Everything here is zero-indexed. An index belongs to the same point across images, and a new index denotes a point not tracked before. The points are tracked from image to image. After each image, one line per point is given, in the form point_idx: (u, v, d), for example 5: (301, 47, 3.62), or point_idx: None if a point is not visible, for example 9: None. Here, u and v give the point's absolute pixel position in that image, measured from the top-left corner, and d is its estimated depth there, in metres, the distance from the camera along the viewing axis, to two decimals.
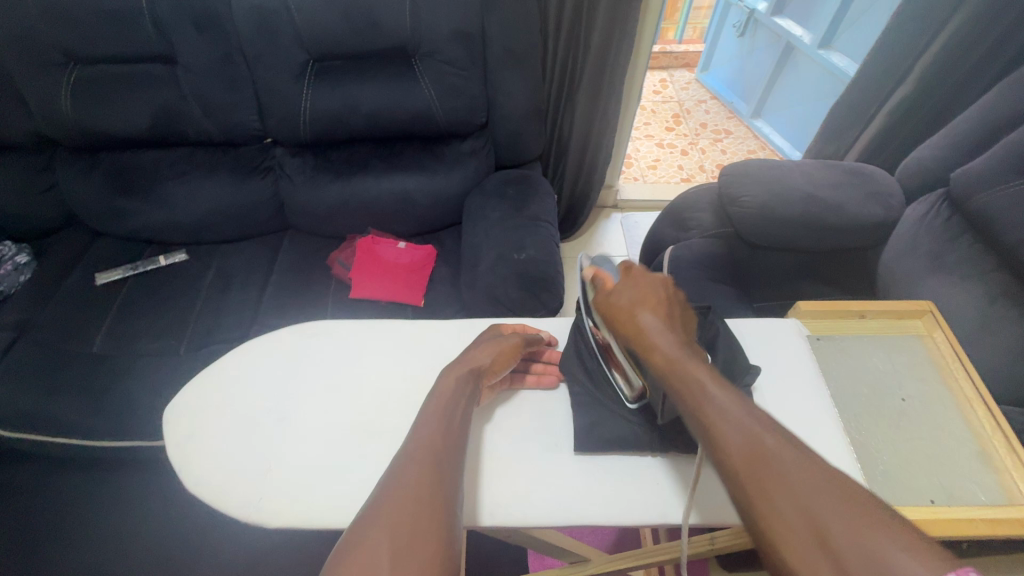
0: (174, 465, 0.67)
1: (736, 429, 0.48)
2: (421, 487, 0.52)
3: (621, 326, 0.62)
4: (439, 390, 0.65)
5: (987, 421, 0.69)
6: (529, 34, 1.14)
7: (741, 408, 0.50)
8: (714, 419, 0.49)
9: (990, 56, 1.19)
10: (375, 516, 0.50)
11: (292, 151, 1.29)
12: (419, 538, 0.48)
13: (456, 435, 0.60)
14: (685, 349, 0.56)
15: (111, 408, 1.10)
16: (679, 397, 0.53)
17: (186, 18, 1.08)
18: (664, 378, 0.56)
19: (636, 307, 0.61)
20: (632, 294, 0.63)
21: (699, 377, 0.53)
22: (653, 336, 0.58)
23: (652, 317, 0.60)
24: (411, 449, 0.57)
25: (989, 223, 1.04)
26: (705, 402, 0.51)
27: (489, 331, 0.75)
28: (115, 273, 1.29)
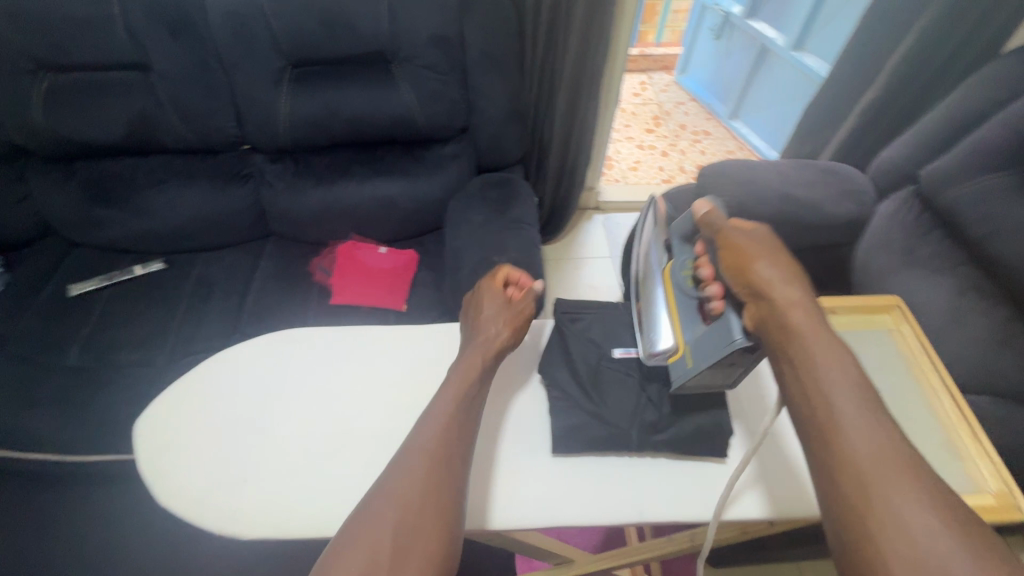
0: (145, 478, 0.67)
1: (863, 433, 0.49)
2: (426, 491, 0.54)
3: (746, 271, 0.61)
4: (452, 377, 0.65)
5: (953, 412, 0.72)
6: (508, 38, 1.15)
7: (864, 398, 0.52)
8: (842, 412, 0.51)
9: (955, 56, 1.23)
10: (380, 518, 0.52)
11: (271, 157, 1.28)
12: (417, 542, 0.51)
13: (466, 430, 0.60)
14: (813, 315, 0.57)
15: (91, 420, 1.08)
16: (791, 359, 0.55)
17: (160, 24, 1.07)
18: (792, 344, 0.55)
19: (768, 261, 0.61)
20: (765, 249, 0.62)
21: (834, 353, 0.54)
22: (786, 292, 0.58)
23: (785, 271, 0.60)
24: (417, 446, 0.57)
25: (958, 218, 1.07)
26: (833, 385, 0.52)
27: (494, 301, 0.75)
28: (90, 283, 1.26)
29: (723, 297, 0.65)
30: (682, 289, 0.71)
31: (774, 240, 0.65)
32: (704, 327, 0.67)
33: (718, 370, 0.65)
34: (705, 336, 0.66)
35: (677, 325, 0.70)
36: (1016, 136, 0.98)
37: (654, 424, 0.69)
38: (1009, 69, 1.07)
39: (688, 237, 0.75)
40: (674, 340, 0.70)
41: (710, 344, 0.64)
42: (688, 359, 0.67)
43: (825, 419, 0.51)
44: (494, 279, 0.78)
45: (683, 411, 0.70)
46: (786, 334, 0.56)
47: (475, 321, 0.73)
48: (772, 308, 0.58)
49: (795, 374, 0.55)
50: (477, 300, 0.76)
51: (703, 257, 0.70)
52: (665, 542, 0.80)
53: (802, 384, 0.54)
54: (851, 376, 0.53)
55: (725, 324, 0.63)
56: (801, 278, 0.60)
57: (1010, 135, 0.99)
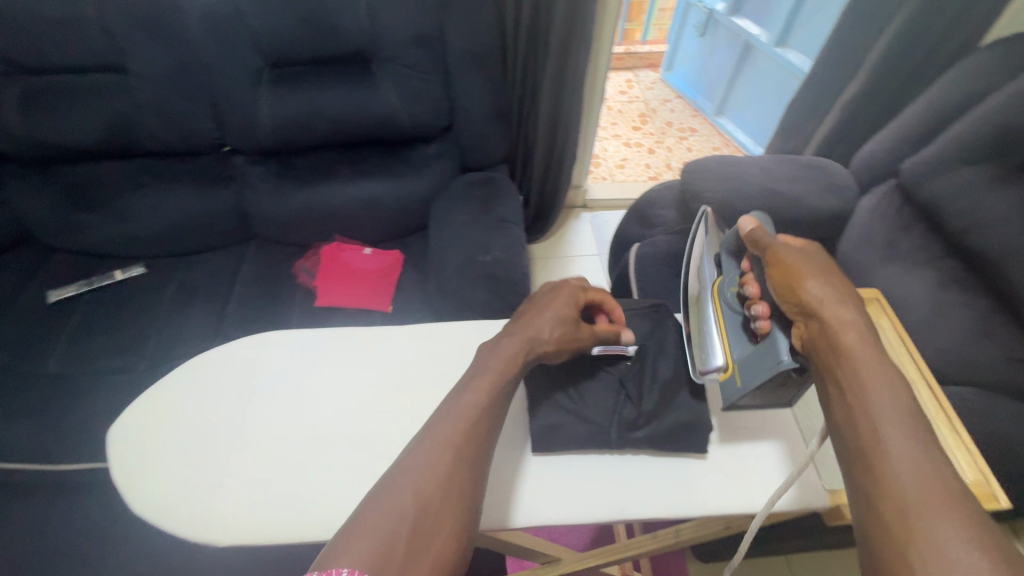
0: (119, 486, 0.66)
1: (909, 458, 0.50)
2: (446, 488, 0.54)
3: (797, 290, 0.62)
4: (486, 364, 0.65)
5: (932, 404, 0.72)
6: (489, 36, 1.14)
7: (911, 423, 0.52)
8: (888, 435, 0.52)
9: (934, 51, 1.23)
10: (399, 510, 0.52)
11: (253, 159, 1.26)
12: (433, 538, 0.51)
13: (490, 425, 0.60)
14: (866, 338, 0.58)
15: (71, 429, 1.06)
16: (837, 379, 0.56)
17: (136, 25, 1.05)
18: (842, 364, 0.57)
19: (820, 280, 0.62)
20: (818, 269, 0.64)
21: (885, 376, 0.55)
22: (837, 311, 0.60)
23: (837, 291, 0.62)
24: (442, 439, 0.57)
25: (939, 211, 1.08)
26: (881, 408, 0.53)
27: (564, 308, 0.70)
28: (69, 289, 1.24)
29: (769, 316, 0.66)
30: (730, 306, 0.71)
31: (826, 260, 0.66)
32: (753, 346, 0.67)
33: (769, 390, 0.67)
34: (753, 356, 0.66)
35: (724, 343, 0.70)
36: (994, 128, 0.99)
37: (634, 420, 0.69)
38: (987, 63, 1.08)
39: (736, 252, 0.75)
40: (722, 358, 0.69)
41: (757, 364, 0.65)
42: (736, 379, 0.67)
43: (868, 442, 0.52)
44: (590, 288, 0.74)
45: (664, 409, 0.70)
46: (836, 354, 0.57)
47: (536, 322, 0.69)
48: (824, 327, 0.59)
49: (841, 394, 0.56)
50: (554, 294, 0.72)
51: (751, 274, 0.71)
52: (650, 539, 0.80)
53: (848, 404, 0.55)
54: (900, 401, 0.54)
55: (771, 343, 0.64)
56: (854, 299, 0.61)
57: (988, 128, 0.99)
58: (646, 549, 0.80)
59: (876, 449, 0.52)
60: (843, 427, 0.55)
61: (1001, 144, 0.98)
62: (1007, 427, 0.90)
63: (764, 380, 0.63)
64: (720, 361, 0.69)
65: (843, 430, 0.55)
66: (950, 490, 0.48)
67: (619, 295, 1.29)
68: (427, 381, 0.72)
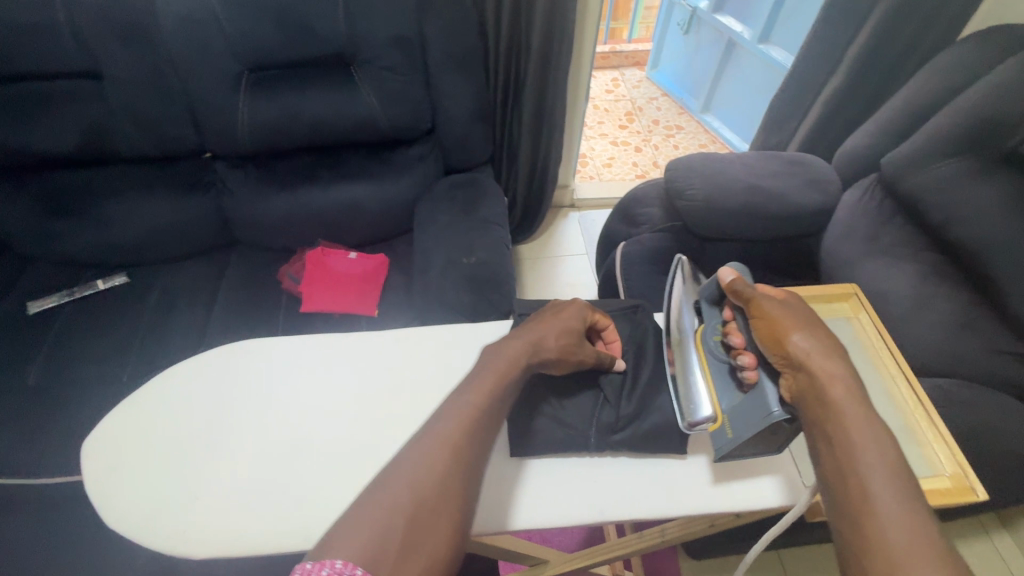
0: (93, 499, 0.64)
1: (899, 516, 0.50)
2: (444, 487, 0.51)
3: (783, 342, 0.62)
4: (492, 362, 0.63)
5: (910, 397, 0.76)
6: (469, 37, 1.14)
7: (900, 476, 0.52)
8: (877, 492, 0.51)
9: (911, 45, 1.24)
10: (394, 505, 0.49)
11: (233, 163, 1.25)
12: (428, 537, 0.49)
13: (490, 424, 0.58)
14: (853, 392, 0.58)
15: (52, 441, 1.04)
16: (827, 434, 0.56)
17: (110, 30, 1.04)
18: (831, 419, 0.57)
19: (803, 330, 0.62)
20: (799, 318, 0.64)
21: (874, 432, 0.55)
22: (821, 364, 0.59)
23: (823, 343, 0.61)
24: (442, 436, 0.55)
25: (919, 205, 1.08)
26: (870, 466, 0.53)
27: (572, 323, 0.70)
28: (49, 300, 1.22)
29: (756, 366, 0.67)
30: (715, 355, 0.71)
31: (808, 310, 0.66)
32: (741, 395, 0.67)
33: (758, 442, 0.65)
34: (743, 406, 0.65)
35: (712, 394, 0.69)
36: (971, 121, 1.00)
37: (614, 421, 0.70)
38: (963, 56, 1.08)
39: (717, 300, 0.74)
40: (711, 409, 0.68)
41: (750, 413, 0.64)
42: (727, 429, 0.66)
43: (858, 497, 0.52)
44: (599, 314, 0.75)
45: (645, 409, 0.70)
46: (825, 410, 0.57)
47: (535, 330, 0.67)
48: (812, 382, 0.59)
49: (831, 449, 0.56)
50: (562, 309, 0.71)
51: (736, 324, 0.70)
52: (637, 538, 0.80)
53: (837, 460, 0.55)
54: (890, 457, 0.53)
55: (760, 394, 0.64)
56: (838, 349, 0.61)
57: (966, 120, 1.00)
58: (632, 548, 0.80)
59: (868, 502, 0.51)
60: (831, 479, 0.55)
61: (978, 136, 0.99)
62: (988, 417, 0.91)
63: (756, 432, 0.62)
64: (708, 413, 0.67)
65: (833, 485, 0.55)
66: (935, 545, 0.48)
67: (606, 294, 1.29)
68: (407, 386, 0.71)
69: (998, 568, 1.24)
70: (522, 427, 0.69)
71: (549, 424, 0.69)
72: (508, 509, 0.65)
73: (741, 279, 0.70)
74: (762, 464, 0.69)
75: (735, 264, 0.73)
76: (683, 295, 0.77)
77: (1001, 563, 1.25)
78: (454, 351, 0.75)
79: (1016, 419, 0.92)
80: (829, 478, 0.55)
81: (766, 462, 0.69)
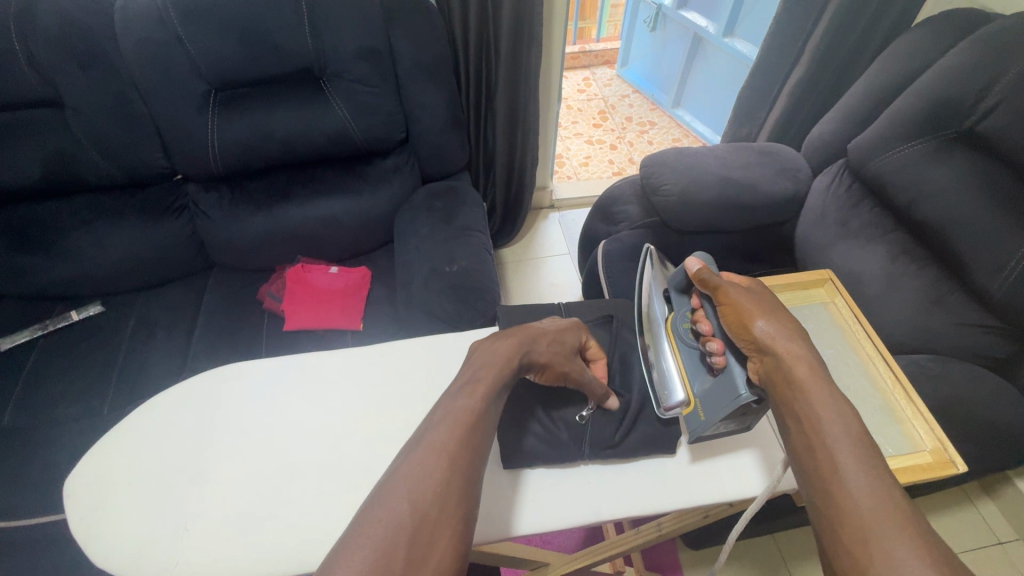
0: (79, 542, 0.63)
1: (863, 482, 0.51)
2: (443, 497, 0.51)
3: (748, 327, 0.64)
4: (486, 363, 0.63)
5: (888, 375, 0.80)
6: (437, 46, 1.13)
7: (868, 450, 0.54)
8: (844, 463, 0.53)
9: (869, 32, 1.28)
10: (396, 517, 0.48)
11: (205, 186, 1.23)
12: (434, 547, 0.48)
13: (483, 432, 0.57)
14: (818, 371, 0.60)
15: (30, 482, 1.01)
16: (797, 414, 0.58)
17: (67, 57, 1.01)
18: (797, 398, 0.58)
19: (767, 315, 0.64)
20: (763, 303, 0.66)
21: (837, 407, 0.57)
22: (787, 346, 0.61)
23: (785, 326, 0.63)
24: (436, 444, 0.54)
25: (885, 187, 1.11)
26: (836, 439, 0.55)
27: (569, 338, 0.71)
28: (20, 336, 1.18)
29: (724, 351, 0.68)
30: (685, 342, 0.73)
31: (772, 296, 0.68)
32: (712, 379, 0.69)
33: (730, 421, 0.67)
34: (714, 390, 0.68)
35: (683, 378, 0.71)
36: (928, 104, 1.03)
37: (601, 419, 0.71)
38: (919, 41, 1.12)
39: (685, 288, 0.76)
40: (684, 393, 0.70)
41: (721, 397, 0.66)
42: (700, 413, 0.68)
43: (829, 472, 0.53)
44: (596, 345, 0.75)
45: (632, 410, 0.71)
46: (791, 390, 0.59)
47: (533, 338, 0.67)
48: (778, 363, 0.61)
49: (799, 426, 0.57)
50: (568, 328, 0.72)
51: (702, 310, 0.73)
52: (633, 534, 0.81)
53: (806, 436, 0.56)
54: (852, 428, 0.55)
55: (728, 378, 0.66)
56: (801, 331, 0.63)
57: (924, 103, 1.03)
58: (629, 545, 0.80)
59: (840, 476, 0.52)
60: (802, 458, 0.56)
61: (937, 118, 1.02)
62: (962, 389, 0.94)
63: (726, 412, 0.64)
64: (681, 397, 0.70)
65: (803, 459, 0.56)
66: (909, 516, 0.49)
67: (590, 293, 1.31)
68: (394, 402, 0.71)
69: (985, 535, 1.28)
70: (513, 433, 0.69)
71: (538, 429, 0.69)
72: (503, 516, 0.65)
73: (707, 268, 0.72)
74: (745, 446, 0.71)
75: (700, 253, 0.75)
76: (654, 281, 0.81)
77: (988, 529, 1.29)
78: (439, 362, 0.75)
79: (989, 390, 0.95)
80: (799, 452, 0.57)
81: (754, 451, 0.70)
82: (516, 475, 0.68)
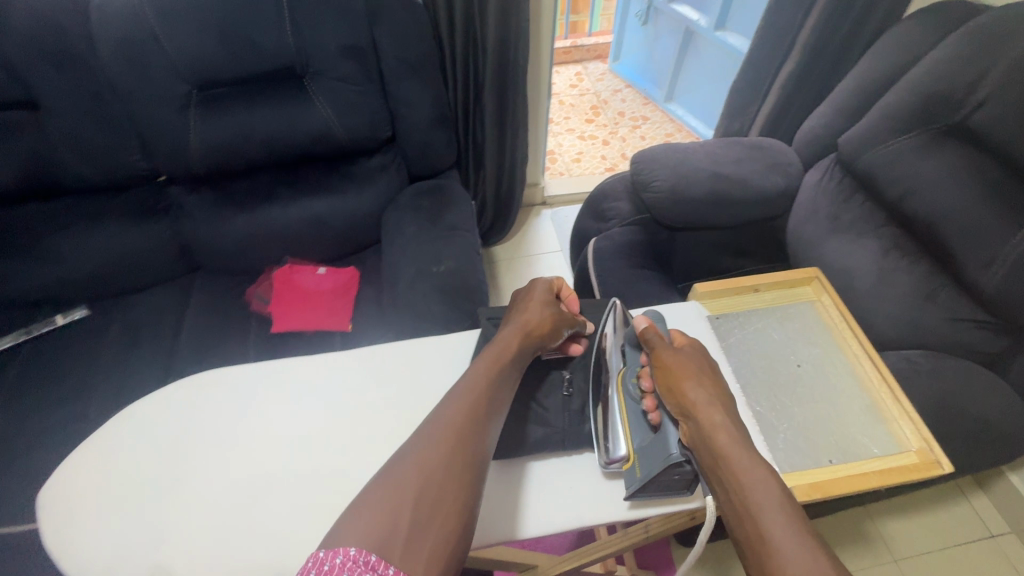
0: (54, 554, 0.62)
1: (796, 554, 0.50)
2: (448, 468, 0.54)
3: (677, 392, 0.64)
4: (487, 351, 0.67)
5: (874, 374, 0.81)
6: (422, 42, 1.11)
7: (796, 521, 0.53)
8: (771, 533, 0.52)
9: (860, 24, 1.26)
10: (398, 492, 0.52)
11: (188, 187, 1.22)
12: (437, 513, 0.51)
13: (491, 410, 0.60)
14: (739, 437, 0.60)
15: (15, 487, 1.00)
16: (722, 483, 0.58)
17: (44, 57, 0.99)
18: (723, 467, 0.58)
19: (695, 380, 0.65)
20: (692, 365, 0.67)
21: (761, 471, 0.56)
22: (711, 413, 0.61)
23: (711, 391, 0.64)
24: (444, 420, 0.58)
25: (876, 182, 1.10)
26: (763, 508, 0.54)
27: (543, 294, 0.75)
28: (4, 341, 1.17)
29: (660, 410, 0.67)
30: (630, 396, 0.70)
31: (702, 356, 0.69)
32: (652, 436, 0.66)
33: (665, 482, 0.63)
34: (654, 447, 0.64)
35: (626, 431, 0.67)
36: (917, 98, 1.02)
37: (579, 413, 0.71)
38: (909, 33, 1.10)
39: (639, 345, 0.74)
40: (626, 447, 0.66)
41: (656, 455, 0.63)
42: (637, 469, 0.64)
43: (758, 541, 0.53)
44: (556, 279, 0.79)
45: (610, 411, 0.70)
46: (715, 458, 0.58)
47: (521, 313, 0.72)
48: (700, 432, 0.61)
49: (728, 495, 0.57)
50: (534, 288, 0.76)
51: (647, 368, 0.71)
52: (622, 536, 0.80)
53: (733, 505, 0.56)
54: (777, 497, 0.55)
55: (664, 438, 0.65)
56: (724, 396, 0.64)
57: (915, 96, 1.03)
58: (619, 547, 0.79)
59: (768, 545, 0.52)
60: (734, 526, 0.56)
61: (927, 111, 1.01)
62: (952, 385, 0.94)
63: (662, 472, 0.62)
64: (623, 452, 0.65)
65: (732, 521, 0.56)
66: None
67: (581, 291, 1.29)
68: (374, 408, 0.70)
69: (977, 529, 1.28)
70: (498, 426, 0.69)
71: (521, 426, 0.69)
72: (484, 523, 0.64)
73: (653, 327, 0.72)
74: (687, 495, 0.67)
75: (651, 312, 0.76)
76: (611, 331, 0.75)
77: (980, 523, 1.29)
78: (420, 366, 0.74)
79: (979, 386, 0.95)
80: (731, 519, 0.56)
81: None
82: (499, 478, 0.67)
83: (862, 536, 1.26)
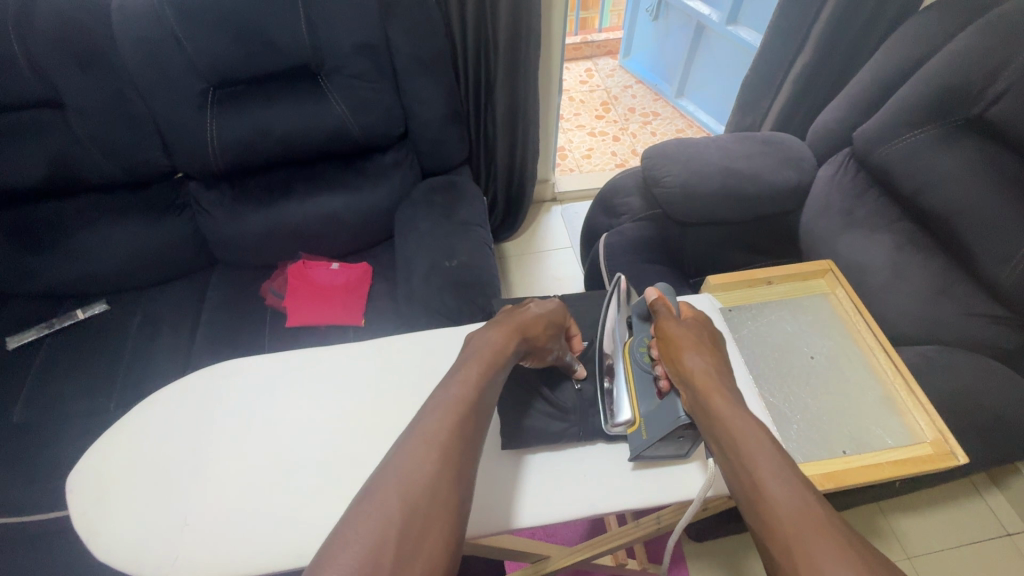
0: (83, 537, 0.64)
1: (787, 497, 0.50)
2: (434, 491, 0.50)
3: (676, 360, 0.64)
4: (475, 353, 0.64)
5: (888, 366, 0.80)
6: (435, 39, 1.12)
7: (790, 469, 0.53)
8: (765, 482, 0.52)
9: (876, 17, 1.25)
10: (384, 515, 0.47)
11: (206, 184, 1.24)
12: (422, 546, 0.47)
13: (475, 434, 0.56)
14: (729, 394, 0.60)
15: (41, 476, 1.03)
16: (716, 440, 0.58)
17: (67, 57, 1.01)
18: (716, 425, 0.58)
19: (692, 346, 0.65)
20: (689, 333, 0.67)
21: (751, 425, 0.57)
22: (705, 375, 0.61)
23: (707, 356, 0.64)
24: (429, 435, 0.53)
25: (891, 176, 1.09)
26: (755, 456, 0.54)
27: (555, 318, 0.71)
28: (28, 334, 1.20)
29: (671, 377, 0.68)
30: (638, 365, 0.71)
31: (702, 326, 0.69)
32: (658, 401, 0.67)
33: (670, 444, 0.65)
34: (662, 411, 0.66)
35: (632, 397, 0.69)
36: (935, 90, 1.01)
37: (594, 404, 0.72)
38: (926, 26, 1.09)
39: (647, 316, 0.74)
40: (630, 412, 0.68)
41: (663, 419, 0.64)
42: (642, 432, 0.66)
43: (752, 493, 0.52)
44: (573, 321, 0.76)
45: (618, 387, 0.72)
46: (709, 416, 0.59)
47: (523, 322, 0.68)
48: (696, 396, 0.61)
49: (720, 450, 0.57)
50: (555, 311, 0.73)
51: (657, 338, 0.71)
52: (634, 527, 0.80)
53: (727, 460, 0.56)
54: (767, 445, 0.55)
55: (672, 402, 0.65)
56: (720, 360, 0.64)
57: (932, 88, 1.01)
58: (631, 538, 0.79)
59: (763, 495, 0.52)
60: (729, 479, 0.56)
61: (944, 104, 1.00)
62: (968, 381, 0.93)
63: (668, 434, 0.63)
64: (627, 416, 0.68)
65: (730, 478, 0.56)
66: (821, 521, 0.48)
67: (593, 286, 1.30)
68: (391, 399, 0.71)
69: (994, 527, 1.27)
70: (514, 418, 0.70)
71: (535, 417, 0.70)
72: (499, 511, 0.65)
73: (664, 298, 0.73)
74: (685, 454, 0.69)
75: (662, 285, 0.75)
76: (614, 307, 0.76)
77: (996, 521, 1.28)
78: (436, 359, 0.75)
79: (995, 381, 0.94)
80: (727, 474, 0.56)
81: None
82: (513, 467, 0.68)
83: (875, 532, 1.25)
